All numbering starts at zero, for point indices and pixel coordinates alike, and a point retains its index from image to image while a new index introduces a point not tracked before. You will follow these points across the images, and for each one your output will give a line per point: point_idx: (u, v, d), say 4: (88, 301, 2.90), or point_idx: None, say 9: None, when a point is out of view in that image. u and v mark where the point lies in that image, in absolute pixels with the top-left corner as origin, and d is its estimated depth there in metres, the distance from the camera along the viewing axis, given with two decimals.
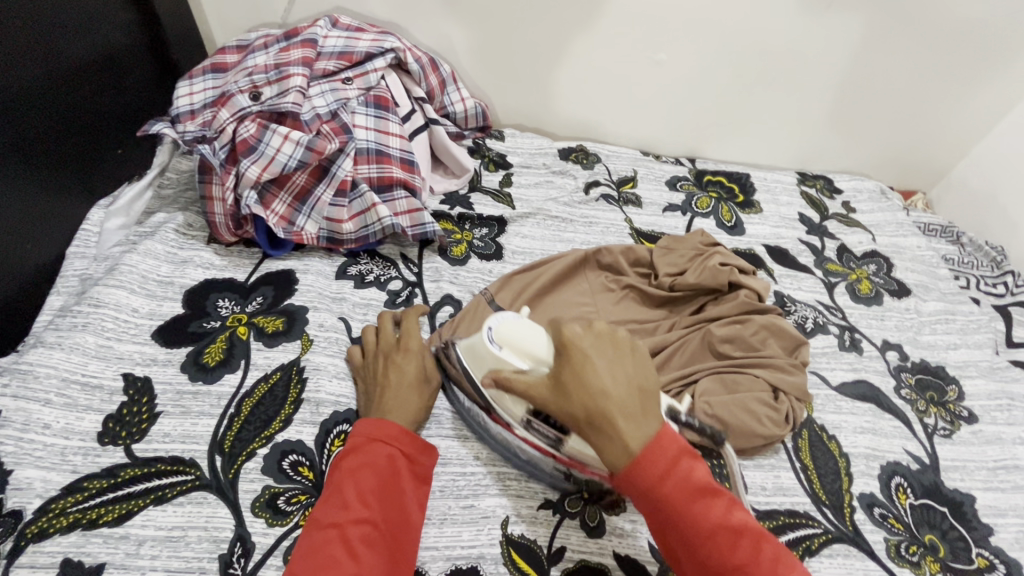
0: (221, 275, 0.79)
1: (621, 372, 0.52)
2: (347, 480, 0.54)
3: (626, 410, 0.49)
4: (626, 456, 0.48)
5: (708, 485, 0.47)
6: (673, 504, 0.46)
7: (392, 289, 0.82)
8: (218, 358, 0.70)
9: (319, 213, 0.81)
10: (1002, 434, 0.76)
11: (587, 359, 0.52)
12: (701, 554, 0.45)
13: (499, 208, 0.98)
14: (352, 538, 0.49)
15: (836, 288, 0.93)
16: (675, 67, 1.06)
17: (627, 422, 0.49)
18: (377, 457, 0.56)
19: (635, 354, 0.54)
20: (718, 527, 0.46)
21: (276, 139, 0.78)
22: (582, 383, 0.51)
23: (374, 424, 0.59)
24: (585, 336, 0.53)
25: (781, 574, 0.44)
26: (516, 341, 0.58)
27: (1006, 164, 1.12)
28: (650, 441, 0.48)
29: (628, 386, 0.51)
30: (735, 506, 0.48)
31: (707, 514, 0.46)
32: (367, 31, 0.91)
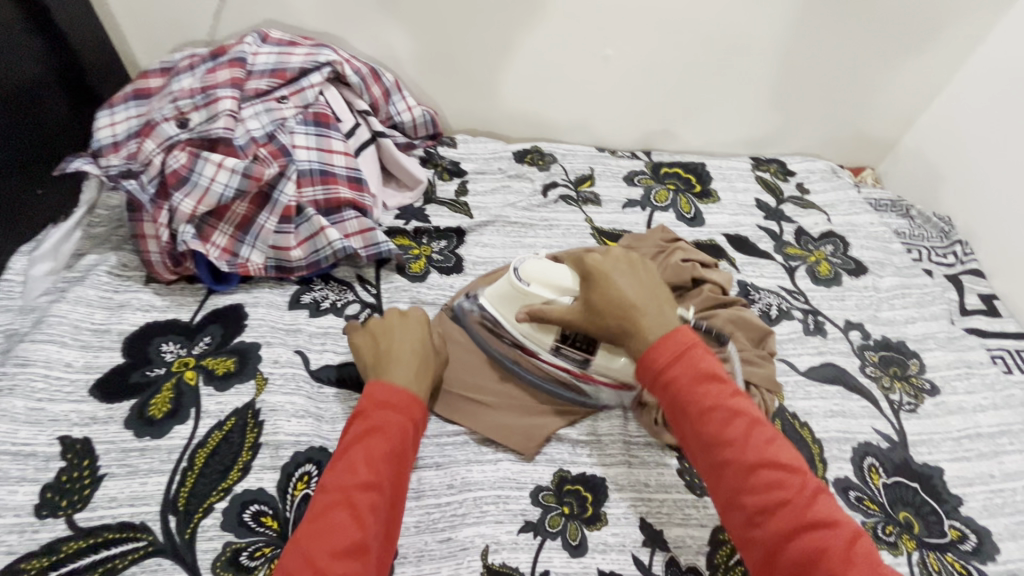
0: (163, 316, 0.74)
1: (641, 286, 0.61)
2: (357, 444, 0.52)
3: (652, 312, 0.58)
4: (647, 362, 0.54)
5: (723, 381, 0.52)
6: (706, 425, 0.50)
7: (350, 314, 0.78)
8: (166, 409, 0.65)
9: (263, 242, 0.76)
10: (964, 403, 0.78)
11: (608, 276, 0.61)
12: (728, 474, 0.48)
13: (456, 218, 0.95)
14: (360, 502, 0.48)
15: (797, 272, 0.94)
16: (622, 61, 1.05)
17: (653, 320, 0.57)
18: (389, 423, 0.54)
19: (649, 273, 0.64)
20: (736, 448, 0.48)
21: (209, 168, 0.73)
22: (603, 295, 0.60)
23: (387, 388, 0.56)
24: (604, 259, 0.63)
25: (808, 506, 0.45)
26: (543, 276, 0.65)
27: (946, 134, 1.15)
28: (691, 367, 0.52)
29: (650, 296, 0.60)
30: (758, 426, 0.50)
31: (739, 439, 0.49)
32: (300, 45, 0.86)
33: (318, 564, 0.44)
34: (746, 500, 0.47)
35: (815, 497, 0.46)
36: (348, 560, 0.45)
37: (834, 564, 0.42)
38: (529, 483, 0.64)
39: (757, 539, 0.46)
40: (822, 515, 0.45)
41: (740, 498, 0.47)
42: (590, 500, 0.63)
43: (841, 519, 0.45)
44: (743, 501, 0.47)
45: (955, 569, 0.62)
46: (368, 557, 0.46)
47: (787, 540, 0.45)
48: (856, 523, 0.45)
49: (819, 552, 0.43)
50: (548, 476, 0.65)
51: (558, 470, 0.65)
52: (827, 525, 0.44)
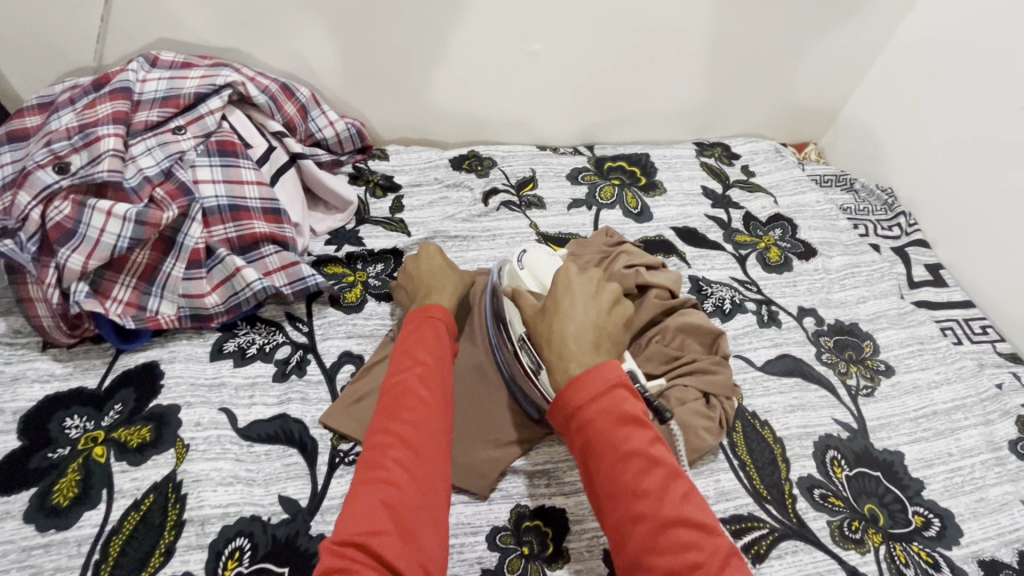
0: (65, 386, 0.66)
1: (596, 309, 0.56)
2: (411, 345, 0.59)
3: (583, 336, 0.53)
4: (564, 399, 0.50)
5: (647, 427, 0.48)
6: (622, 474, 0.46)
7: (280, 358, 0.72)
8: (72, 495, 0.58)
9: (173, 291, 0.69)
10: (918, 380, 0.78)
11: (568, 291, 0.56)
12: (639, 529, 0.45)
13: (392, 238, 0.89)
14: (420, 382, 0.55)
15: (747, 261, 0.92)
16: (552, 56, 1.01)
17: (579, 346, 0.52)
18: (437, 329, 0.62)
19: (617, 303, 0.57)
20: (652, 500, 0.45)
21: (97, 218, 0.65)
22: (554, 308, 0.56)
23: (433, 307, 0.64)
24: (578, 276, 0.58)
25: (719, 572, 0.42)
26: (537, 269, 0.66)
27: (882, 103, 1.15)
28: (613, 408, 0.48)
29: (597, 322, 0.54)
30: (677, 479, 0.46)
31: (655, 492, 0.45)
32: (195, 67, 0.79)
33: (403, 429, 0.51)
34: (655, 561, 0.43)
35: (728, 560, 0.43)
36: (417, 429, 0.52)
37: None
38: (485, 526, 0.60)
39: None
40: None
41: (648, 558, 0.44)
42: (550, 536, 0.60)
43: None
44: (651, 561, 0.43)
45: (922, 559, 0.61)
46: (437, 424, 0.53)
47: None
48: None
49: None
50: (505, 514, 0.61)
51: (516, 507, 0.62)
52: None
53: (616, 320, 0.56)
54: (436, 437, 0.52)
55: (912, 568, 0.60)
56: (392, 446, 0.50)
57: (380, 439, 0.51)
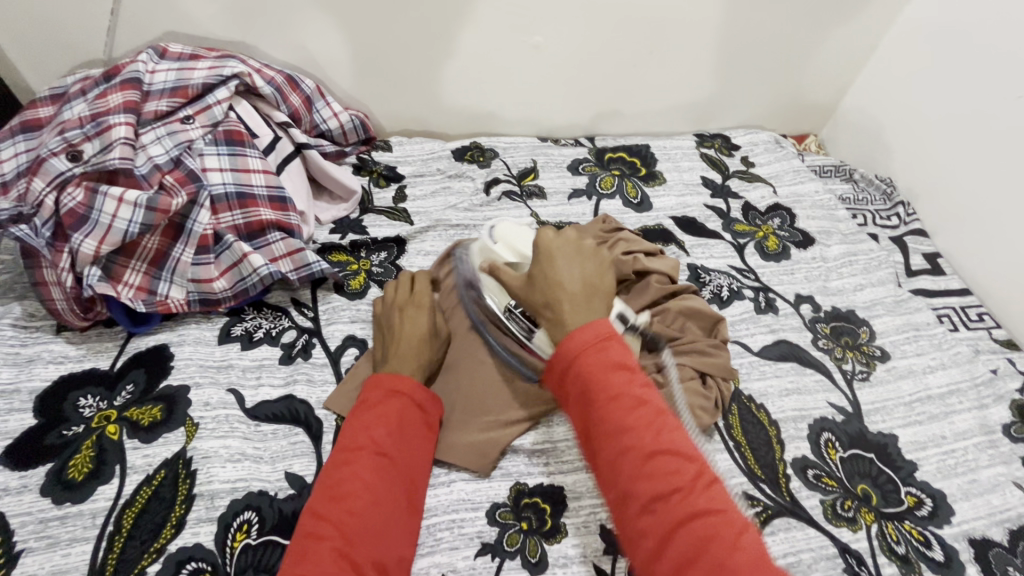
0: (79, 367, 0.68)
1: (581, 270, 0.59)
2: (365, 419, 0.57)
3: (574, 297, 0.56)
4: (558, 354, 0.52)
5: (633, 369, 0.50)
6: (609, 413, 0.48)
7: (286, 342, 0.74)
8: (87, 470, 0.60)
9: (182, 276, 0.71)
10: (913, 366, 0.79)
11: (552, 258, 0.59)
12: (625, 462, 0.47)
13: (395, 226, 0.91)
14: (363, 468, 0.53)
15: (746, 249, 0.93)
16: (554, 50, 1.02)
17: (573, 308, 0.55)
18: (395, 402, 0.59)
19: (596, 259, 0.61)
20: (638, 434, 0.47)
21: (109, 204, 0.67)
22: (543, 275, 0.58)
23: (394, 376, 0.61)
24: (556, 239, 0.60)
25: (699, 495, 0.44)
26: (510, 239, 0.69)
27: (883, 95, 1.15)
28: (600, 355, 0.51)
29: (585, 282, 0.58)
30: (663, 414, 0.49)
31: (640, 428, 0.47)
32: (203, 58, 0.80)
33: (337, 518, 0.50)
34: (641, 490, 0.45)
35: (708, 486, 0.45)
36: (356, 519, 0.50)
37: (723, 549, 0.41)
38: (485, 502, 0.62)
39: (648, 531, 0.44)
40: (711, 506, 0.44)
41: (635, 489, 0.46)
42: (548, 512, 0.61)
43: (732, 508, 0.44)
44: (635, 489, 0.46)
45: (914, 537, 0.63)
46: (377, 514, 0.52)
47: (675, 532, 0.43)
48: (742, 515, 0.45)
49: (707, 540, 0.42)
50: (504, 492, 0.63)
51: (515, 484, 0.63)
52: (715, 515, 0.43)
53: (602, 277, 0.60)
54: (374, 528, 0.51)
55: (903, 545, 0.62)
56: (328, 536, 0.49)
57: (315, 526, 0.50)
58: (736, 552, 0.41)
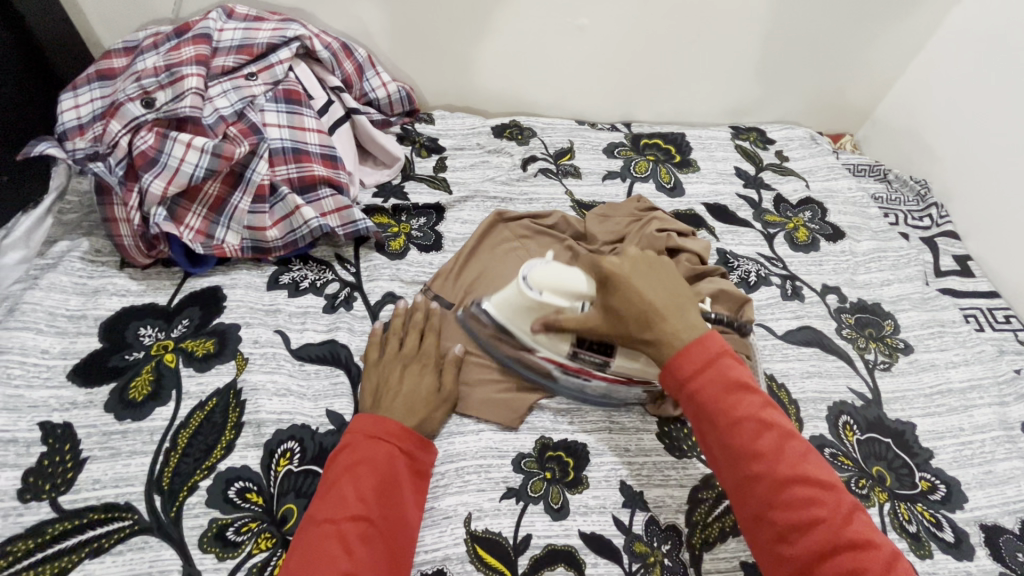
0: (140, 300, 0.73)
1: (660, 284, 0.58)
2: (345, 477, 0.54)
3: (671, 313, 0.56)
4: (671, 371, 0.53)
5: (755, 392, 0.51)
6: (733, 438, 0.50)
7: (330, 293, 0.78)
8: (146, 392, 0.65)
9: (238, 222, 0.76)
10: (936, 360, 0.80)
11: (628, 283, 0.57)
12: (761, 486, 0.48)
13: (435, 194, 0.94)
14: (338, 538, 0.49)
15: (775, 239, 0.95)
16: (598, 33, 1.04)
17: (677, 326, 0.55)
18: (377, 454, 0.56)
19: (665, 267, 0.61)
20: (770, 460, 0.49)
21: (178, 148, 0.72)
22: (626, 302, 0.57)
23: (370, 420, 0.58)
24: (620, 262, 0.59)
25: (842, 525, 0.46)
26: (552, 283, 0.62)
27: (924, 97, 1.15)
28: (720, 377, 0.52)
29: (671, 297, 0.57)
30: (792, 439, 0.50)
31: (771, 454, 0.49)
32: (267, 20, 0.84)
33: None
34: (776, 517, 0.47)
35: (850, 516, 0.47)
36: None
37: None
38: (511, 452, 0.65)
39: (790, 556, 0.46)
40: (856, 534, 0.46)
41: (771, 514, 0.48)
42: (571, 465, 0.64)
43: (879, 539, 0.46)
44: (773, 515, 0.48)
45: (926, 518, 0.64)
46: None
47: (821, 559, 0.45)
48: (884, 540, 0.46)
49: (858, 570, 0.44)
50: (530, 444, 0.66)
51: (541, 438, 0.67)
52: (865, 545, 0.45)
53: (680, 288, 0.60)
54: None
55: (914, 525, 0.64)
56: None
57: None
58: None
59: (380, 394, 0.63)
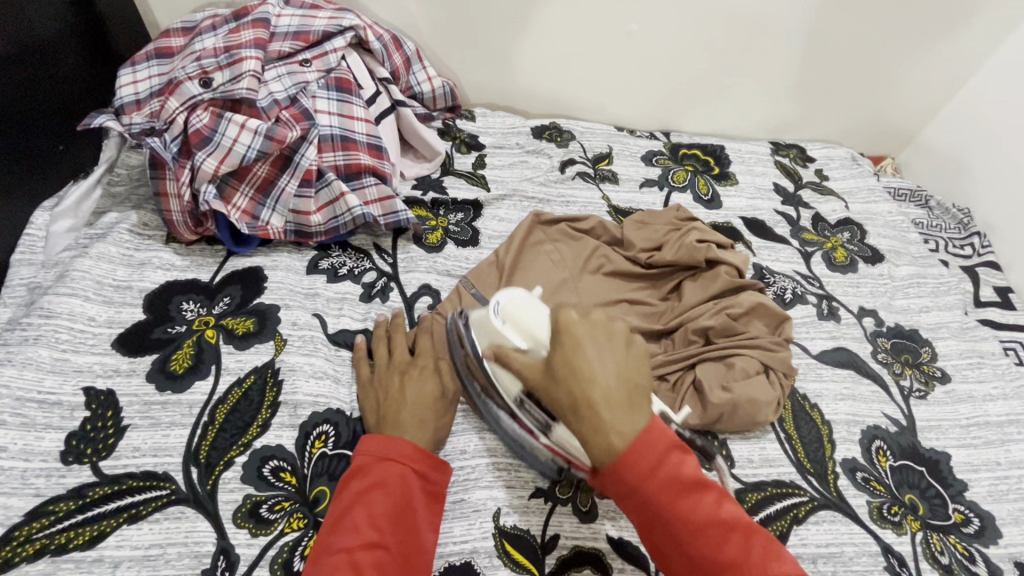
0: (183, 275, 0.74)
1: (616, 361, 0.49)
2: (357, 502, 0.52)
3: (613, 400, 0.47)
4: (607, 462, 0.45)
5: (675, 451, 0.46)
6: (670, 511, 0.45)
7: (367, 281, 0.79)
8: (187, 364, 0.66)
9: (284, 205, 0.77)
10: (974, 391, 0.79)
11: (579, 346, 0.49)
12: (703, 558, 0.44)
13: (473, 190, 0.94)
14: (351, 569, 0.47)
15: (812, 257, 0.94)
16: (645, 40, 1.04)
17: (613, 415, 0.46)
18: (389, 477, 0.54)
19: (632, 347, 0.51)
20: (705, 527, 0.44)
21: (232, 129, 0.73)
22: (568, 367, 0.49)
23: (382, 441, 0.57)
24: (581, 323, 0.50)
25: (779, 566, 0.44)
26: (517, 318, 0.59)
27: (974, 122, 1.12)
28: (633, 430, 0.46)
29: (622, 378, 0.48)
30: (713, 490, 0.46)
31: (706, 518, 0.45)
32: (323, 9, 0.86)
33: None
34: None
35: (782, 554, 0.45)
36: None
37: None
38: None
39: None
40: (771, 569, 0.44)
41: None
42: None
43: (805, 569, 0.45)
44: None
45: (959, 550, 0.63)
46: None
47: None
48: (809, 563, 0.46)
49: None
50: None
51: None
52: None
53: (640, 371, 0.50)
54: None
55: (947, 557, 0.63)
56: None
57: None
58: None
59: (383, 410, 0.61)
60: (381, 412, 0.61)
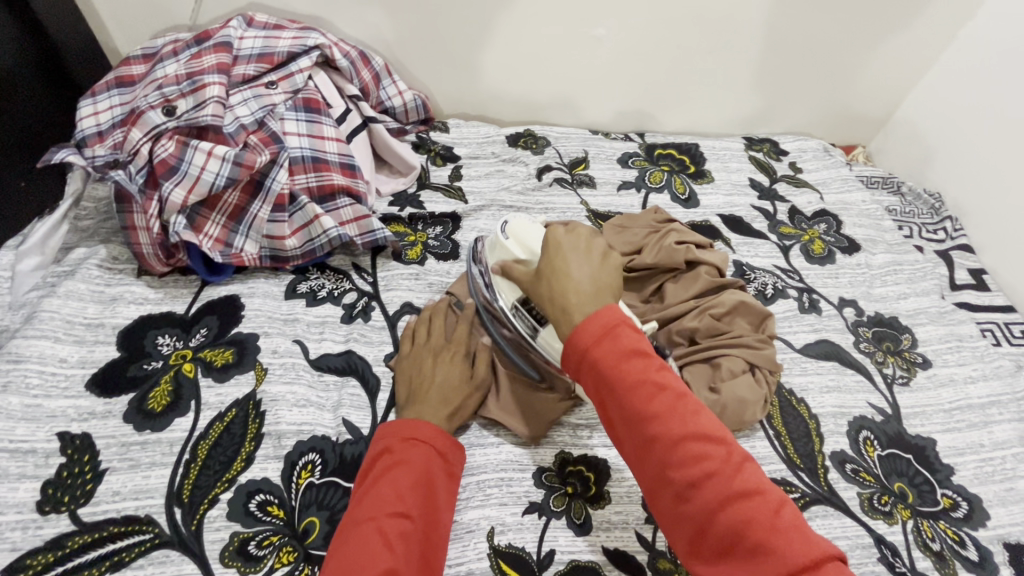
0: (157, 309, 0.73)
1: (593, 270, 0.55)
2: (384, 476, 0.54)
3: (583, 292, 0.53)
4: (573, 343, 0.50)
5: (648, 355, 0.49)
6: (629, 400, 0.47)
7: (347, 302, 0.78)
8: (165, 402, 0.64)
9: (257, 231, 0.76)
10: (954, 375, 0.80)
11: (563, 256, 0.57)
12: (656, 451, 0.46)
13: (451, 203, 0.93)
14: (378, 536, 0.48)
15: (791, 251, 0.95)
16: (614, 42, 1.04)
17: (580, 300, 0.52)
18: (414, 455, 0.56)
19: (608, 260, 0.58)
20: (664, 422, 0.46)
21: (199, 157, 0.72)
22: (551, 269, 0.56)
23: (408, 424, 0.58)
24: (567, 236, 0.59)
25: (734, 477, 0.44)
26: (522, 237, 0.66)
27: (940, 108, 1.15)
28: (616, 344, 0.48)
29: (596, 283, 0.54)
30: (683, 398, 0.47)
31: (665, 413, 0.46)
32: (287, 29, 0.85)
33: None
34: (674, 476, 0.45)
35: (741, 466, 0.45)
36: None
37: (759, 533, 0.41)
38: (532, 466, 0.65)
39: (685, 515, 0.44)
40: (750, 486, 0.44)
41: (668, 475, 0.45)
42: (592, 480, 0.64)
43: (765, 485, 0.44)
44: (669, 476, 0.45)
45: (949, 536, 0.64)
46: None
47: (717, 513, 0.43)
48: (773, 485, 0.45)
49: (745, 523, 0.42)
50: (550, 459, 0.66)
51: (561, 452, 0.66)
52: (752, 494, 0.43)
53: (615, 279, 0.56)
54: None
55: (938, 543, 0.63)
56: None
57: None
58: (776, 532, 0.41)
59: (415, 388, 0.65)
60: (414, 388, 0.65)
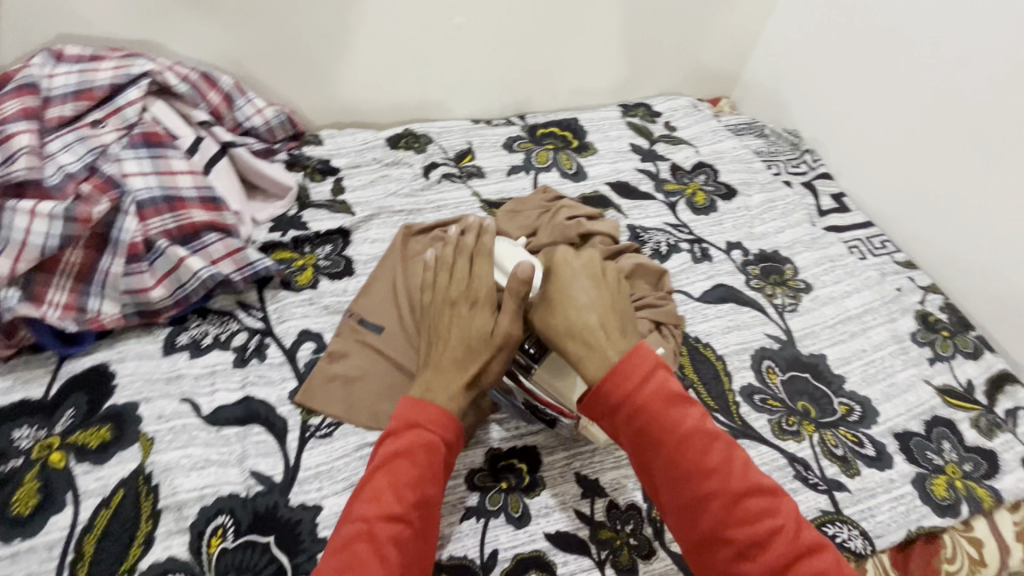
0: (7, 399, 0.63)
1: (598, 296, 0.60)
2: (381, 470, 0.51)
3: (606, 326, 0.57)
4: (604, 394, 0.53)
5: (693, 404, 0.52)
6: (682, 454, 0.49)
7: (238, 344, 0.72)
8: (33, 502, 0.56)
9: (114, 289, 0.67)
10: (832, 292, 0.88)
11: (571, 287, 0.60)
12: (710, 507, 0.48)
13: (337, 218, 0.88)
14: (371, 543, 0.46)
15: (678, 206, 0.99)
16: (476, 28, 1.02)
17: (610, 340, 0.56)
18: (417, 447, 0.52)
19: (617, 289, 0.62)
20: (719, 475, 0.48)
21: (22, 219, 0.63)
22: (563, 300, 0.59)
23: (413, 406, 0.55)
24: (578, 267, 0.62)
25: (796, 536, 0.46)
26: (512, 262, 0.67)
27: (784, 51, 1.24)
28: (678, 426, 0.50)
29: (604, 308, 0.59)
30: (734, 450, 0.50)
31: (720, 467, 0.49)
32: (106, 58, 0.77)
33: None
34: (731, 535, 0.46)
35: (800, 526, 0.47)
36: None
37: None
38: (463, 470, 0.63)
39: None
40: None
41: (725, 532, 0.47)
42: (525, 470, 0.64)
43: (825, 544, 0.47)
44: (727, 534, 0.47)
45: (848, 439, 0.70)
46: None
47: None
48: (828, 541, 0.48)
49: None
50: (479, 458, 0.64)
51: (490, 449, 0.65)
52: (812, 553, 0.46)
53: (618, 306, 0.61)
54: None
55: (841, 448, 0.69)
56: None
57: None
58: None
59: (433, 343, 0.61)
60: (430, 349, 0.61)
